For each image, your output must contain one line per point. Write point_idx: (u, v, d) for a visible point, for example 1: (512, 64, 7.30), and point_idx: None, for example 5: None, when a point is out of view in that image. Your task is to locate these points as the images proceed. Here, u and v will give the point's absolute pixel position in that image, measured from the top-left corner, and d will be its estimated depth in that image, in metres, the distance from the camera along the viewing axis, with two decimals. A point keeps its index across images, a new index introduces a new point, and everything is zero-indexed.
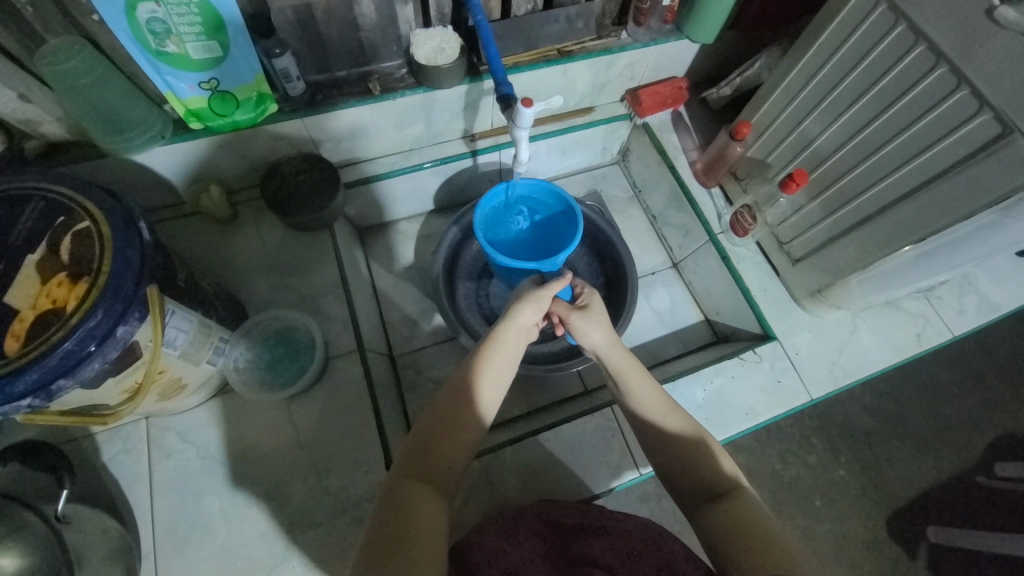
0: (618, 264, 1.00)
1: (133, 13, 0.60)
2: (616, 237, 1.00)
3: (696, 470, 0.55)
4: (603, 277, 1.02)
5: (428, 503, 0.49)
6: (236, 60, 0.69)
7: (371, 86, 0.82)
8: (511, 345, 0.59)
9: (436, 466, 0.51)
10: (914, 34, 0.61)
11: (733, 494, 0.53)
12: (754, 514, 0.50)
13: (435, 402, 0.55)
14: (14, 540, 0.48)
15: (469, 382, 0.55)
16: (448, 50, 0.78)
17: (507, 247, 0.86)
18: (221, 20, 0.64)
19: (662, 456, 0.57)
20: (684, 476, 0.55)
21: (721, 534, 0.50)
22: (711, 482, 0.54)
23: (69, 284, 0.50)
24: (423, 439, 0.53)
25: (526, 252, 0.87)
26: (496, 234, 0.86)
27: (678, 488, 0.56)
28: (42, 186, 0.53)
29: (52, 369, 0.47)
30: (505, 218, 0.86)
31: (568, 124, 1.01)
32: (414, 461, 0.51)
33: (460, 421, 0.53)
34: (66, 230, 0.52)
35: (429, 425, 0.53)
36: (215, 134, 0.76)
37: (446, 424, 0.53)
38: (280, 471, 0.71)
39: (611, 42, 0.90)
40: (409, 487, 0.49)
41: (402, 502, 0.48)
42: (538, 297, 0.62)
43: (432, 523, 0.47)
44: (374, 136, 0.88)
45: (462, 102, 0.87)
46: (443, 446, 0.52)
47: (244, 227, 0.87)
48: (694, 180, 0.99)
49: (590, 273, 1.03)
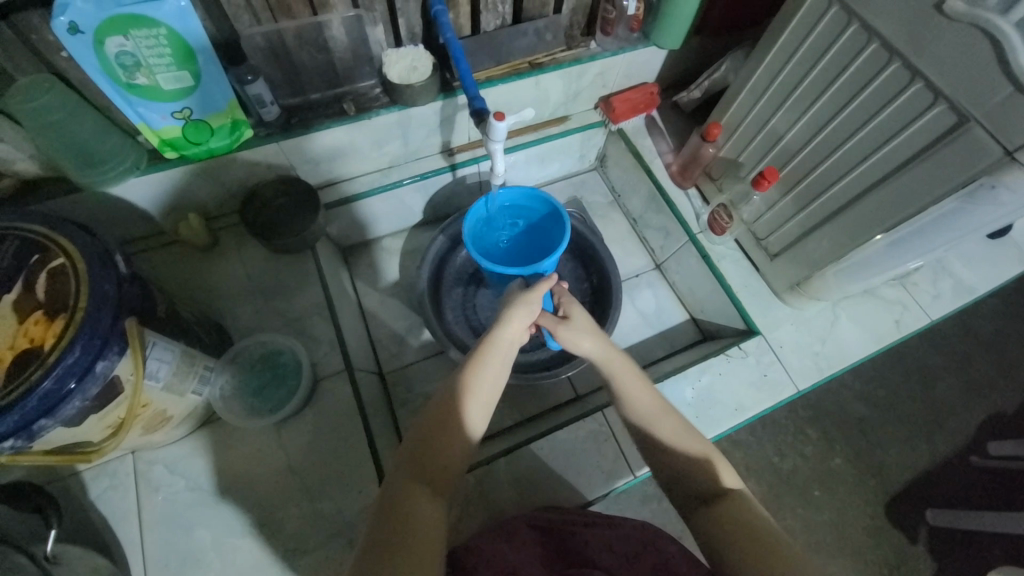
0: (601, 269, 1.01)
1: (101, 48, 0.60)
2: (598, 243, 1.02)
3: (691, 471, 0.55)
4: (588, 282, 1.03)
5: (424, 514, 0.49)
6: (208, 89, 0.69)
7: (346, 107, 0.82)
8: (503, 352, 0.59)
9: (433, 469, 0.52)
10: (866, 31, 0.63)
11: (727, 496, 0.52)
12: (749, 518, 0.50)
13: (426, 412, 0.55)
14: None
15: (458, 391, 0.56)
16: (420, 69, 0.79)
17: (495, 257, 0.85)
18: (190, 50, 0.64)
19: (656, 457, 0.58)
20: (680, 476, 0.56)
21: (713, 536, 0.50)
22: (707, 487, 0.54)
23: (46, 322, 0.50)
24: (415, 452, 0.53)
25: (517, 258, 0.87)
26: (485, 246, 0.85)
27: (675, 488, 0.57)
28: (16, 224, 0.53)
29: (33, 409, 0.47)
30: (493, 228, 0.86)
31: (544, 134, 1.03)
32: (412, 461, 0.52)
33: (450, 426, 0.54)
34: (41, 268, 0.52)
35: (422, 431, 0.54)
36: (191, 163, 0.76)
37: (438, 430, 0.53)
38: (272, 497, 0.71)
39: (580, 52, 0.92)
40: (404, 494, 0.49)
41: (397, 524, 0.47)
42: (528, 300, 0.62)
43: (428, 535, 0.47)
44: (352, 155, 0.89)
45: (437, 119, 0.88)
46: (438, 452, 0.53)
47: (225, 254, 0.87)
48: (671, 182, 1.01)
49: (574, 280, 1.04)
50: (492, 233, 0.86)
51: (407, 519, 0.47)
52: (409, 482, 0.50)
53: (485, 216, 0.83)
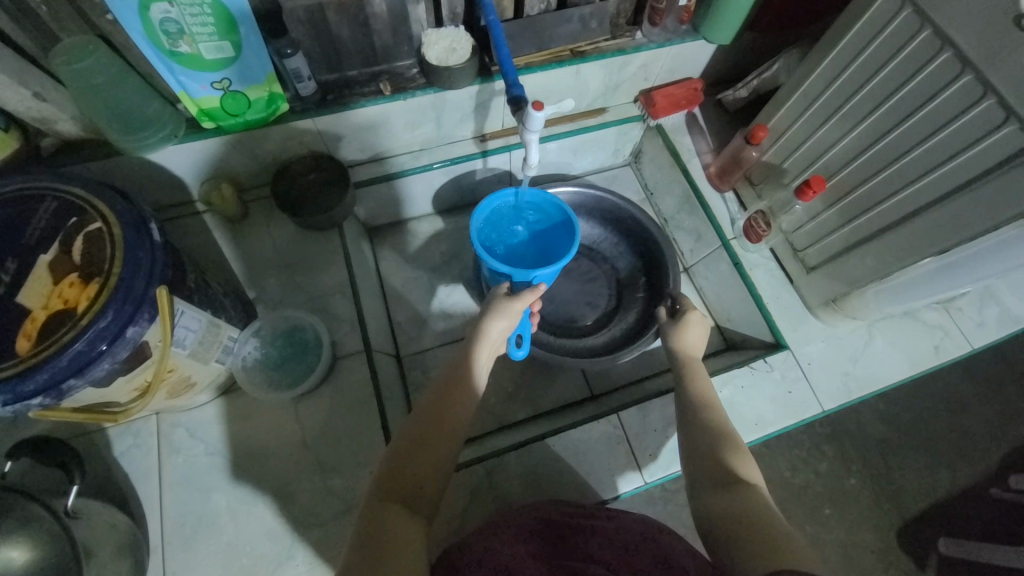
0: (658, 260, 0.98)
1: (146, 13, 0.60)
2: (653, 226, 0.97)
3: (718, 454, 0.56)
4: (640, 275, 1.01)
5: (410, 521, 0.48)
6: (247, 61, 0.69)
7: (383, 87, 0.81)
8: (485, 357, 0.64)
9: (428, 461, 0.52)
10: (940, 39, 0.59)
11: (743, 486, 0.51)
12: (761, 509, 0.48)
13: (428, 391, 0.58)
14: (22, 534, 0.49)
15: (456, 382, 0.59)
16: (459, 51, 0.78)
17: (503, 255, 0.83)
18: (230, 15, 0.64)
19: (692, 438, 0.59)
20: (705, 459, 0.56)
21: (718, 517, 0.49)
22: (725, 472, 0.53)
23: (80, 285, 0.50)
24: (400, 464, 0.52)
25: (528, 262, 0.83)
26: (501, 244, 0.83)
27: (694, 470, 0.56)
28: (56, 186, 0.54)
29: (62, 369, 0.48)
30: (511, 229, 0.84)
31: (580, 125, 1.00)
32: (410, 444, 0.53)
33: (452, 404, 0.56)
34: (78, 231, 0.53)
35: (427, 411, 0.55)
36: (227, 133, 0.76)
37: (439, 409, 0.56)
38: (286, 468, 0.72)
39: (625, 42, 0.88)
40: (390, 509, 0.48)
41: (377, 528, 0.46)
42: (511, 311, 0.66)
43: (415, 546, 0.46)
44: (387, 135, 0.88)
45: (473, 103, 0.86)
46: (430, 456, 0.53)
47: (254, 226, 0.87)
48: (708, 183, 0.98)
49: (630, 273, 1.03)
50: (507, 228, 0.84)
51: (392, 531, 0.46)
52: (393, 488, 0.50)
53: (512, 204, 0.82)
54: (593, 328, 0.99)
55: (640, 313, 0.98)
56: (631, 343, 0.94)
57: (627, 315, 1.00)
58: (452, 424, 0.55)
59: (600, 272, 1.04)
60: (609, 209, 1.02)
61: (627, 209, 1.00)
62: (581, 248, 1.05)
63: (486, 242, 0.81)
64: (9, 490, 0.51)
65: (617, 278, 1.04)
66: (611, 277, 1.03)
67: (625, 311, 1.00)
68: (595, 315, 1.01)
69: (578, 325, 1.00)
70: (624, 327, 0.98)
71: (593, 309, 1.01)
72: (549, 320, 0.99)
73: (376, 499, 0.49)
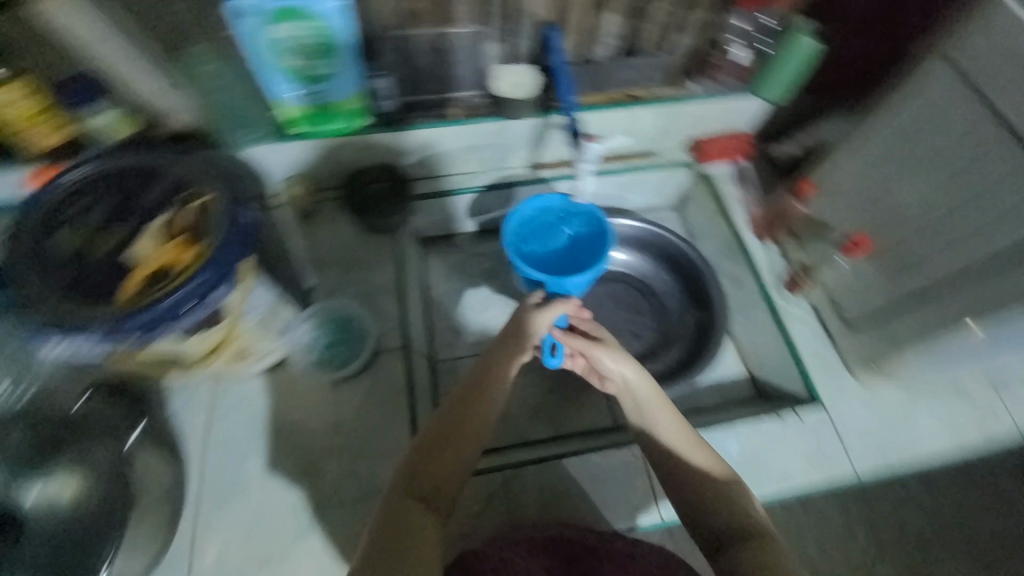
0: (708, 302, 0.99)
1: (265, 33, 0.71)
2: (706, 269, 1.00)
3: (723, 512, 0.55)
4: (688, 311, 1.02)
5: (425, 520, 0.52)
6: (342, 77, 0.79)
7: (453, 111, 0.89)
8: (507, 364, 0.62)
9: (434, 478, 0.55)
10: (990, 111, 0.62)
11: (758, 537, 0.52)
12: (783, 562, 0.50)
13: (445, 403, 0.58)
14: (79, 467, 0.69)
15: (471, 389, 0.59)
16: (523, 88, 0.87)
17: (533, 259, 0.80)
18: (334, 42, 0.74)
19: (686, 498, 0.57)
20: (709, 517, 0.55)
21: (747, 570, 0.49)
22: (738, 526, 0.53)
23: (184, 246, 0.58)
24: (415, 470, 0.55)
25: (560, 265, 0.80)
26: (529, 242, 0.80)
27: (705, 524, 0.55)
28: (172, 165, 0.64)
29: (160, 314, 0.54)
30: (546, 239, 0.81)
31: (630, 164, 1.03)
32: (425, 447, 0.56)
33: (467, 415, 0.57)
34: (185, 203, 0.62)
35: (441, 420, 0.57)
36: (313, 138, 0.85)
37: (455, 419, 0.57)
38: (317, 448, 0.76)
39: (680, 93, 0.95)
40: (405, 515, 0.51)
41: (399, 522, 0.50)
42: (534, 320, 0.65)
43: (428, 549, 0.49)
44: (449, 155, 0.95)
45: (533, 134, 0.93)
46: (448, 454, 0.56)
47: (319, 224, 0.93)
48: (751, 233, 0.99)
49: (678, 312, 1.04)
50: (539, 231, 0.82)
51: (408, 533, 0.50)
52: (411, 492, 0.53)
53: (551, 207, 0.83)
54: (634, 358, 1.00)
55: (682, 354, 0.98)
56: (672, 378, 0.94)
57: (669, 351, 1.00)
58: (472, 432, 0.57)
59: (648, 307, 1.05)
60: (663, 244, 1.04)
61: (681, 248, 1.03)
62: (628, 278, 1.07)
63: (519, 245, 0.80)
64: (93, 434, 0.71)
65: (663, 315, 1.04)
66: (658, 313, 1.04)
67: (668, 349, 1.00)
68: (637, 347, 1.01)
69: None
70: (665, 366, 0.97)
71: (636, 340, 1.02)
72: None
73: (393, 496, 0.52)
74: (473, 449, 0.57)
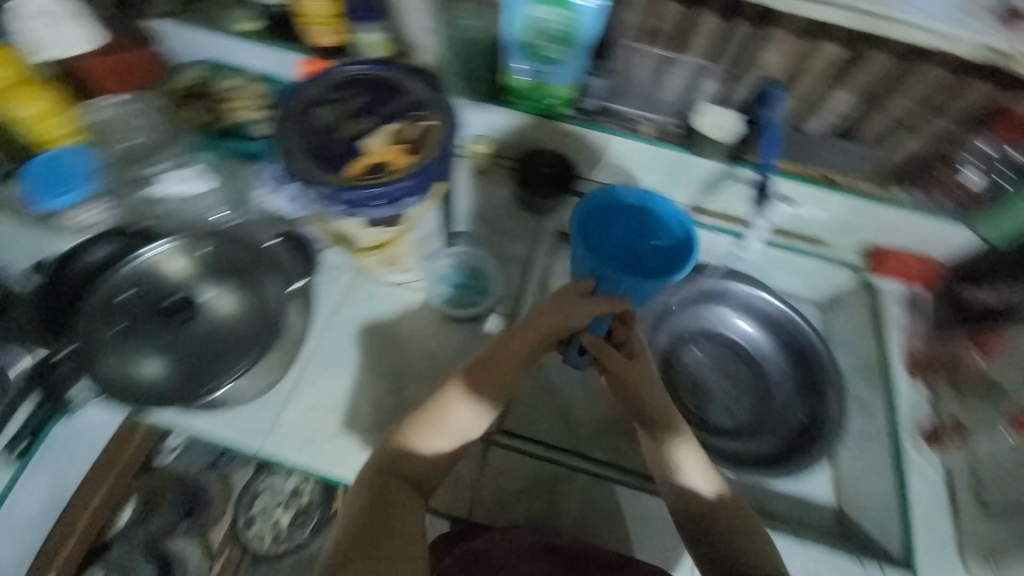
0: (823, 410, 0.91)
1: (528, 9, 0.74)
2: (836, 378, 0.92)
3: (746, 555, 0.60)
4: (795, 414, 0.93)
5: (405, 499, 0.62)
6: (567, 67, 0.82)
7: (645, 129, 0.89)
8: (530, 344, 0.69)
9: (411, 469, 0.64)
10: None
11: None
12: None
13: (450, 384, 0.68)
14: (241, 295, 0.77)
15: (482, 367, 0.67)
16: (726, 130, 0.86)
17: (595, 247, 0.70)
18: (576, 33, 0.76)
19: (705, 536, 0.62)
20: (730, 559, 0.60)
21: None
22: (761, 572, 0.58)
23: (401, 153, 0.71)
24: (398, 456, 0.64)
25: (621, 264, 0.69)
26: (594, 213, 0.71)
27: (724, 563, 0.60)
28: (413, 87, 0.75)
29: (365, 197, 0.67)
30: (616, 230, 0.72)
31: (793, 244, 0.98)
32: (413, 425, 0.66)
33: (468, 394, 0.67)
34: (414, 120, 0.73)
35: (435, 401, 0.67)
36: (514, 109, 0.89)
37: (454, 395, 0.66)
38: (410, 367, 0.84)
39: (883, 195, 0.89)
40: (386, 492, 0.61)
41: (378, 501, 0.60)
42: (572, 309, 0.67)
43: (401, 517, 0.60)
44: (620, 167, 0.95)
45: (713, 179, 0.92)
46: (428, 439, 0.65)
47: (483, 181, 0.99)
48: (903, 364, 0.90)
49: (786, 409, 0.94)
50: (617, 226, 0.72)
51: (387, 507, 0.60)
52: (392, 475, 0.63)
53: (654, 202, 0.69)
54: (721, 431, 0.93)
55: (777, 448, 0.90)
56: (760, 467, 0.87)
57: (762, 440, 0.92)
58: (445, 430, 0.65)
59: (756, 388, 0.96)
60: (795, 333, 0.96)
61: (816, 346, 0.95)
62: (742, 348, 0.98)
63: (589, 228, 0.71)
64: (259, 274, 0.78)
65: (768, 402, 0.95)
66: (763, 400, 0.95)
67: (761, 438, 0.92)
68: (728, 423, 0.93)
69: (705, 418, 0.93)
70: (753, 452, 0.90)
71: (729, 415, 0.94)
72: (682, 399, 0.94)
73: (379, 475, 0.63)
74: (449, 441, 0.66)
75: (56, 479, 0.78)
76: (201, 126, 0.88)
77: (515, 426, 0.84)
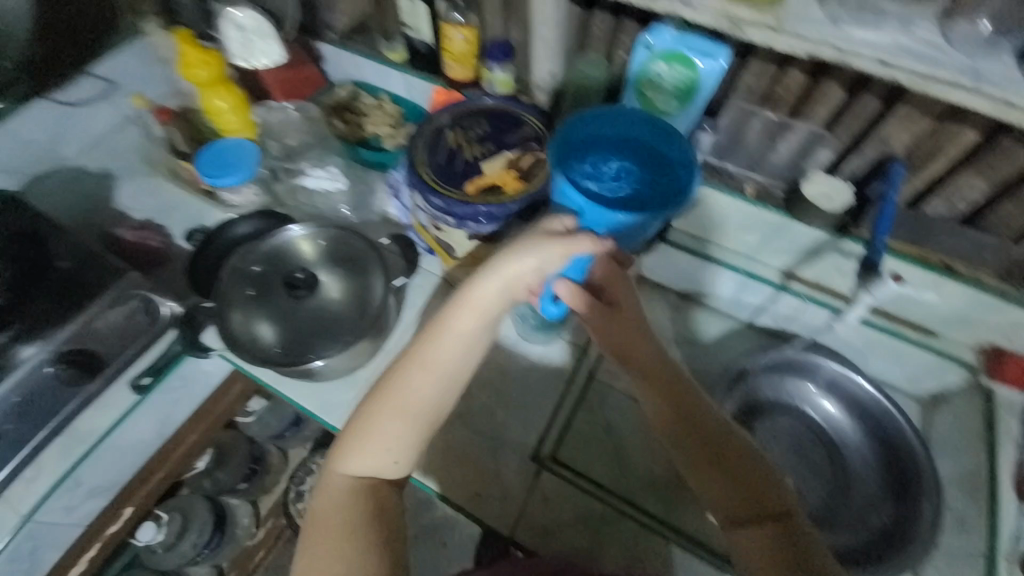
0: (907, 511, 0.84)
1: (649, 64, 0.79)
2: (925, 476, 0.84)
3: (750, 497, 0.58)
4: (876, 512, 0.86)
5: (374, 498, 0.60)
6: (677, 121, 0.84)
7: (748, 189, 0.90)
8: (477, 305, 0.63)
9: (363, 458, 0.61)
10: None
11: (785, 515, 0.57)
12: (805, 529, 0.56)
13: (396, 364, 0.63)
14: (348, 284, 0.85)
15: (426, 339, 0.63)
16: (836, 200, 0.83)
17: (574, 171, 0.67)
18: (695, 92, 0.80)
19: (705, 482, 0.60)
20: (736, 504, 0.58)
21: (779, 544, 0.55)
22: (767, 507, 0.57)
23: (515, 180, 0.79)
24: (351, 448, 0.61)
25: (604, 193, 0.66)
26: (588, 139, 0.70)
27: (730, 500, 0.58)
28: (534, 123, 0.84)
29: (474, 211, 0.76)
30: (609, 156, 0.69)
31: (897, 329, 0.89)
32: (365, 405, 0.62)
33: (421, 371, 0.62)
34: (530, 152, 0.81)
35: (380, 383, 0.63)
36: None
37: (405, 367, 0.62)
38: (482, 377, 0.89)
39: (1012, 291, 0.79)
40: (348, 499, 0.59)
41: (340, 509, 0.58)
42: (538, 247, 0.61)
43: (366, 520, 0.58)
44: (712, 223, 0.94)
45: (810, 247, 0.89)
46: (383, 427, 0.61)
47: None
48: (1011, 485, 0.82)
49: (865, 503, 0.88)
50: (595, 159, 0.69)
51: (346, 516, 0.58)
52: (354, 476, 0.60)
53: (665, 131, 0.69)
54: None
55: (849, 543, 0.85)
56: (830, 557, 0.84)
57: (835, 532, 0.86)
58: (392, 417, 0.61)
59: (833, 474, 0.91)
60: (887, 426, 0.89)
61: (907, 440, 0.87)
62: (821, 430, 0.93)
63: (567, 158, 0.68)
64: (363, 268, 0.86)
65: (845, 492, 0.89)
66: (840, 488, 0.90)
67: (834, 529, 0.87)
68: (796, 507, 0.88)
69: None
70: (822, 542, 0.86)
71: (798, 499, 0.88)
72: None
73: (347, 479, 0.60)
74: (404, 432, 0.61)
75: (162, 417, 0.93)
76: (341, 134, 1.01)
77: (569, 458, 0.84)
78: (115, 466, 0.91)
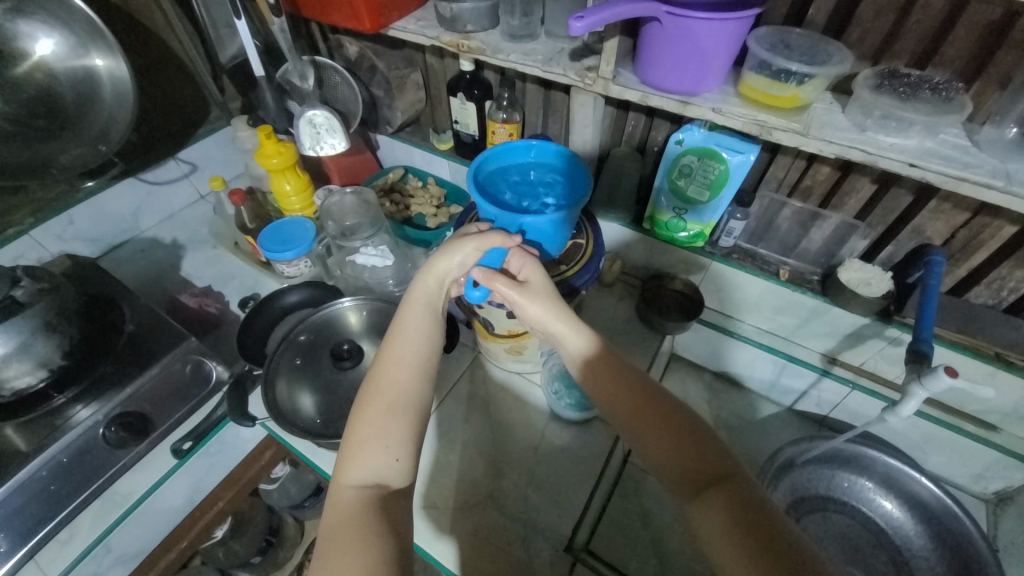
0: None
1: (678, 158, 0.86)
2: None
3: (692, 460, 0.55)
4: None
5: (390, 506, 0.54)
6: (709, 209, 0.89)
7: (781, 271, 0.91)
8: (421, 303, 0.68)
9: (359, 457, 0.57)
10: None
11: (730, 478, 0.52)
12: (758, 492, 0.51)
13: (375, 366, 0.64)
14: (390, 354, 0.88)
15: (392, 337, 0.66)
16: (874, 286, 0.81)
17: (489, 194, 0.74)
18: (726, 181, 0.84)
19: (657, 453, 0.57)
20: (682, 468, 0.55)
21: (728, 508, 0.49)
22: (710, 471, 0.53)
23: (554, 263, 0.81)
24: (349, 449, 0.58)
25: (515, 205, 0.74)
26: (496, 170, 0.79)
27: (679, 467, 0.55)
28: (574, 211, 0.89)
29: None
30: (521, 180, 0.78)
31: (954, 422, 0.83)
32: (358, 404, 0.61)
33: (398, 366, 0.63)
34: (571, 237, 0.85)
35: (369, 382, 0.62)
36: (651, 236, 0.98)
37: (387, 362, 0.64)
38: (515, 454, 0.87)
39: None
40: (366, 510, 0.53)
41: (353, 518, 0.52)
42: (457, 245, 0.69)
43: (381, 524, 0.51)
44: (747, 304, 0.96)
45: (851, 331, 0.87)
46: (374, 423, 0.59)
47: (609, 294, 1.05)
48: None
49: None
50: (508, 185, 0.78)
51: (359, 521, 0.51)
52: (357, 485, 0.55)
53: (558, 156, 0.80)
54: None
55: None
56: None
57: None
58: (384, 414, 0.59)
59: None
60: (956, 533, 0.80)
61: (980, 551, 0.78)
62: (878, 530, 0.87)
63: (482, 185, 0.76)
64: None
65: None
66: None
67: None
68: None
69: None
70: None
71: None
72: None
73: (353, 489, 0.55)
74: (402, 427, 0.59)
75: (194, 484, 0.94)
76: (389, 213, 1.09)
77: (601, 550, 0.81)
78: (145, 532, 0.89)
